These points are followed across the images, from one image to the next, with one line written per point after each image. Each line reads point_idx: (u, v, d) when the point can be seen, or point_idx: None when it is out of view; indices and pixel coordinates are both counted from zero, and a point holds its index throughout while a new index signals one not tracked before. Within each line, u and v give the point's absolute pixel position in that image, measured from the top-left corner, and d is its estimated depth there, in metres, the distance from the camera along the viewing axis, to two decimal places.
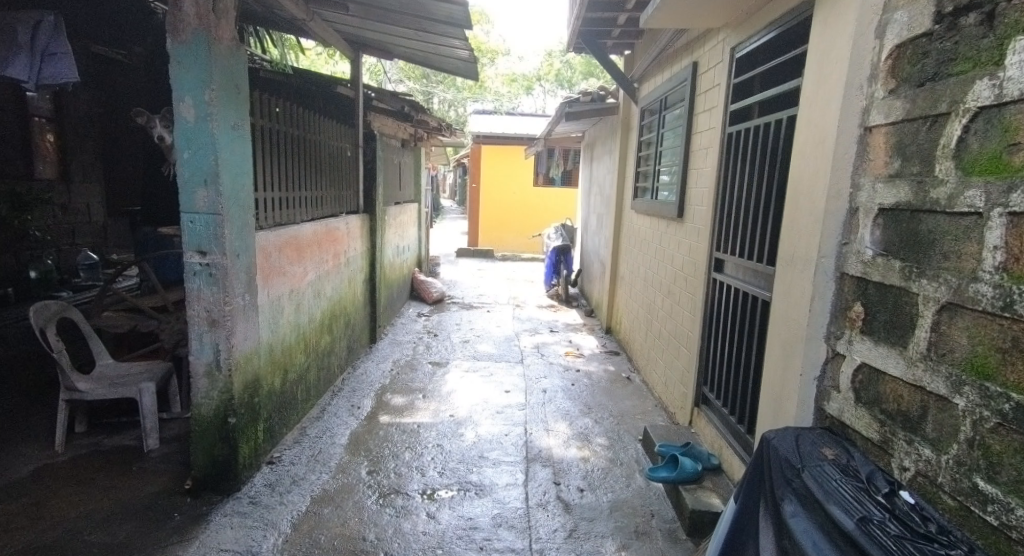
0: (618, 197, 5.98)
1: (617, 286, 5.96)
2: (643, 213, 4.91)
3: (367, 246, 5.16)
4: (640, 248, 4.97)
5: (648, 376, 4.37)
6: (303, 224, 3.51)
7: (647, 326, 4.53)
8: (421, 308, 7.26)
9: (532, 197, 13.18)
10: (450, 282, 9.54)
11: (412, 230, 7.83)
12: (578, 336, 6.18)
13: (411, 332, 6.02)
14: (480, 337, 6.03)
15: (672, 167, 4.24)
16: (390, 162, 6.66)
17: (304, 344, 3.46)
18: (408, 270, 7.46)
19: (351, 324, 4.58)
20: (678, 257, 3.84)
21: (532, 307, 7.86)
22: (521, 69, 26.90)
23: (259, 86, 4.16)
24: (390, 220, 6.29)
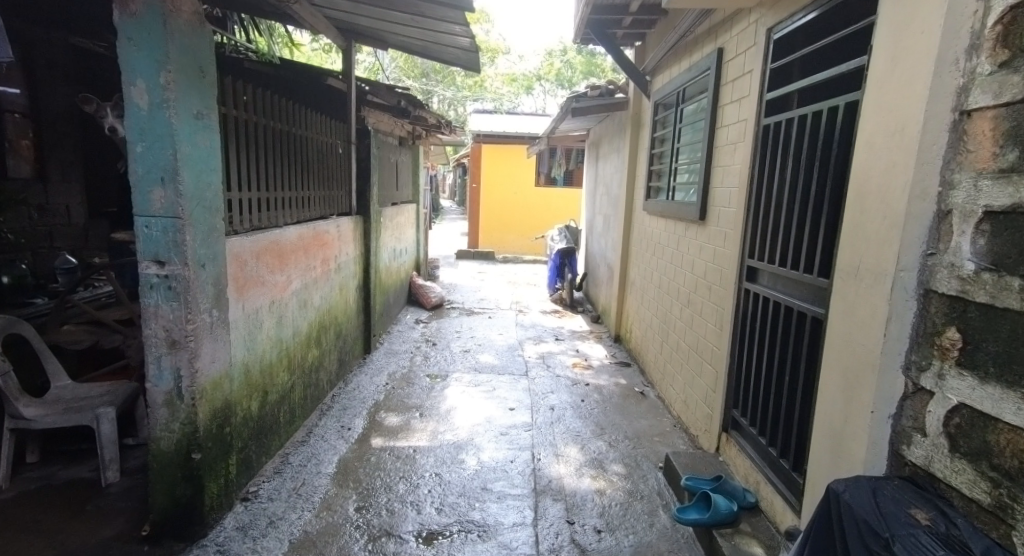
0: (628, 198, 5.66)
1: (627, 292, 5.62)
2: (657, 215, 4.58)
3: (361, 250, 4.82)
4: (654, 253, 4.64)
5: (664, 392, 4.04)
6: (287, 228, 3.18)
7: (664, 337, 4.19)
8: (419, 315, 6.93)
9: (534, 198, 12.85)
10: (450, 286, 9.20)
11: (411, 233, 7.50)
12: (584, 345, 5.84)
13: (409, 341, 5.69)
14: (481, 346, 5.69)
15: (691, 165, 3.91)
16: (387, 161, 6.33)
17: (287, 361, 3.13)
18: (405, 274, 7.12)
19: (342, 335, 4.24)
20: (699, 263, 3.50)
21: (535, 313, 7.52)
22: (521, 68, 26.57)
23: (243, 77, 3.82)
24: (386, 222, 5.96)
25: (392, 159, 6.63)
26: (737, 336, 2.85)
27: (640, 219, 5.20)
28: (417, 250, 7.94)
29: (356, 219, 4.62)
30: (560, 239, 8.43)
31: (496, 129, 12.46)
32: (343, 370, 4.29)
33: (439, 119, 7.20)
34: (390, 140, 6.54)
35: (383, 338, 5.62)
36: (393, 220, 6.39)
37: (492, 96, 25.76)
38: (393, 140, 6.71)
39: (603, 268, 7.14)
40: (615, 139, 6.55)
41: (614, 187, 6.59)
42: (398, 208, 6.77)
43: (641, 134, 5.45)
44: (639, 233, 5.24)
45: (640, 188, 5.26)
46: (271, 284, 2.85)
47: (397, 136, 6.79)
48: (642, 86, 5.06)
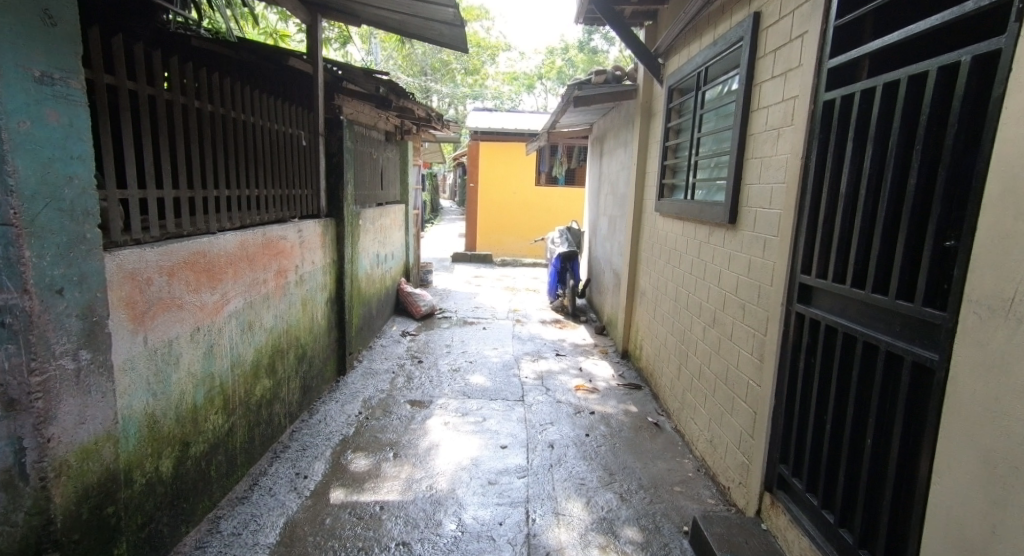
0: (637, 197, 5.06)
1: (637, 303, 5.01)
2: (673, 218, 3.98)
3: (333, 258, 4.23)
4: (669, 260, 4.04)
5: (684, 424, 3.44)
6: (224, 233, 2.59)
7: (683, 360, 3.59)
8: (406, 326, 6.34)
9: (534, 198, 12.26)
10: (443, 292, 8.61)
11: (398, 236, 6.91)
12: (588, 361, 5.24)
13: (391, 359, 5.10)
14: (473, 364, 5.09)
15: (716, 158, 3.31)
16: (369, 158, 5.74)
17: (224, 399, 2.54)
18: (392, 281, 6.53)
19: (306, 358, 3.64)
20: (728, 275, 2.91)
21: (534, 322, 6.93)
22: (522, 66, 25.99)
23: (184, 54, 3.22)
24: (367, 225, 5.37)
25: (375, 156, 6.04)
26: (781, 371, 2.26)
27: (652, 222, 4.60)
28: (405, 254, 7.35)
29: (326, 222, 4.04)
30: (562, 242, 7.83)
31: (494, 125, 11.86)
32: (309, 398, 3.70)
33: (427, 112, 6.59)
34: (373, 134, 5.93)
35: (361, 355, 5.02)
36: (377, 221, 5.80)
37: (493, 94, 25.18)
38: (377, 135, 6.11)
39: (608, 275, 6.53)
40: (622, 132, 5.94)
41: (621, 186, 5.99)
42: (382, 208, 6.18)
43: (652, 126, 4.85)
44: (651, 236, 4.64)
45: (652, 185, 4.66)
46: (194, 307, 2.26)
47: (380, 129, 6.20)
48: (653, 69, 4.45)
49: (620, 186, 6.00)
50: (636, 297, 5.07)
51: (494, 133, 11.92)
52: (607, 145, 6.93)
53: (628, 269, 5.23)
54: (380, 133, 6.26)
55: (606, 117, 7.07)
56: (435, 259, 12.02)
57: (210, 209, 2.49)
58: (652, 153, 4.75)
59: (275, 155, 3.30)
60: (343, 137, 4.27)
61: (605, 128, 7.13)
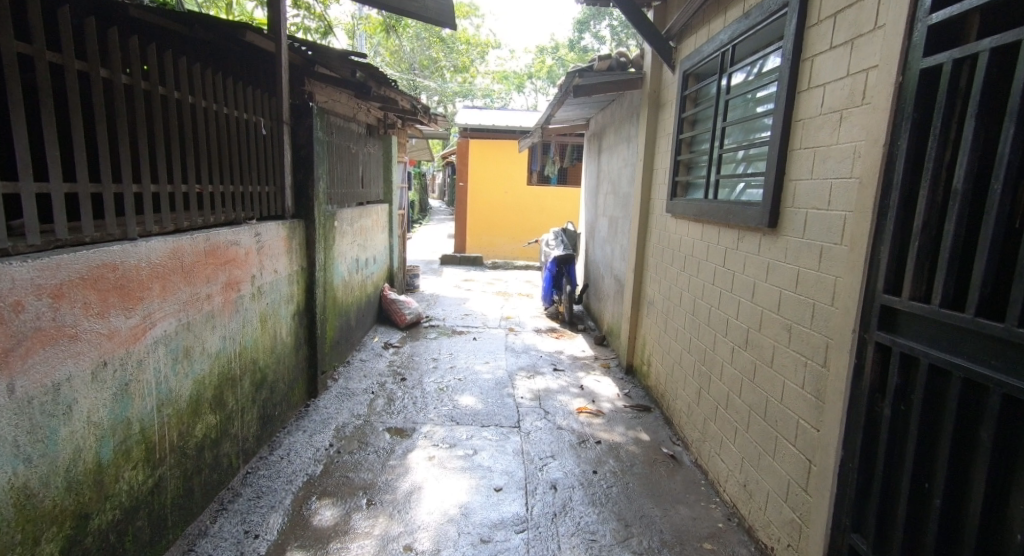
0: (644, 197, 4.59)
1: (644, 314, 4.54)
2: (690, 221, 3.50)
3: (302, 266, 3.70)
4: (685, 268, 3.56)
5: (708, 460, 2.96)
6: (150, 239, 2.07)
7: (703, 384, 3.11)
8: (390, 337, 5.82)
9: (526, 198, 11.77)
10: (430, 298, 8.11)
11: (381, 238, 6.39)
12: (590, 377, 4.76)
13: (371, 376, 4.59)
14: (462, 383, 4.58)
15: (747, 150, 2.85)
16: (347, 154, 5.22)
17: (150, 448, 2.02)
18: (373, 288, 6.02)
19: (267, 384, 3.12)
20: (768, 289, 2.43)
21: (528, 332, 6.44)
22: (513, 64, 25.49)
23: (118, 23, 2.69)
24: (345, 227, 4.85)
25: (354, 151, 5.51)
26: (846, 417, 1.77)
27: (663, 224, 4.13)
28: (389, 257, 6.83)
29: (293, 224, 3.51)
30: (557, 245, 7.34)
31: (484, 122, 11.36)
32: (271, 430, 3.18)
33: (413, 104, 6.08)
34: (352, 128, 5.41)
35: (337, 372, 4.49)
36: (356, 223, 5.28)
37: (484, 92, 24.65)
38: (357, 129, 5.59)
39: (609, 281, 6.06)
40: (626, 126, 5.46)
41: (623, 184, 5.52)
42: (363, 209, 5.66)
43: (661, 118, 4.37)
44: (661, 241, 4.17)
45: (662, 183, 4.19)
46: (99, 336, 1.74)
47: (359, 122, 5.67)
48: (665, 54, 3.97)
49: (623, 184, 5.53)
50: (643, 307, 4.60)
51: (485, 130, 11.42)
52: (607, 141, 6.47)
53: (633, 275, 4.76)
54: (360, 127, 5.74)
55: (606, 111, 6.59)
56: (423, 262, 11.49)
57: (128, 209, 1.97)
58: (662, 147, 4.28)
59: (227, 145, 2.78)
60: (316, 127, 3.74)
61: (605, 123, 6.66)
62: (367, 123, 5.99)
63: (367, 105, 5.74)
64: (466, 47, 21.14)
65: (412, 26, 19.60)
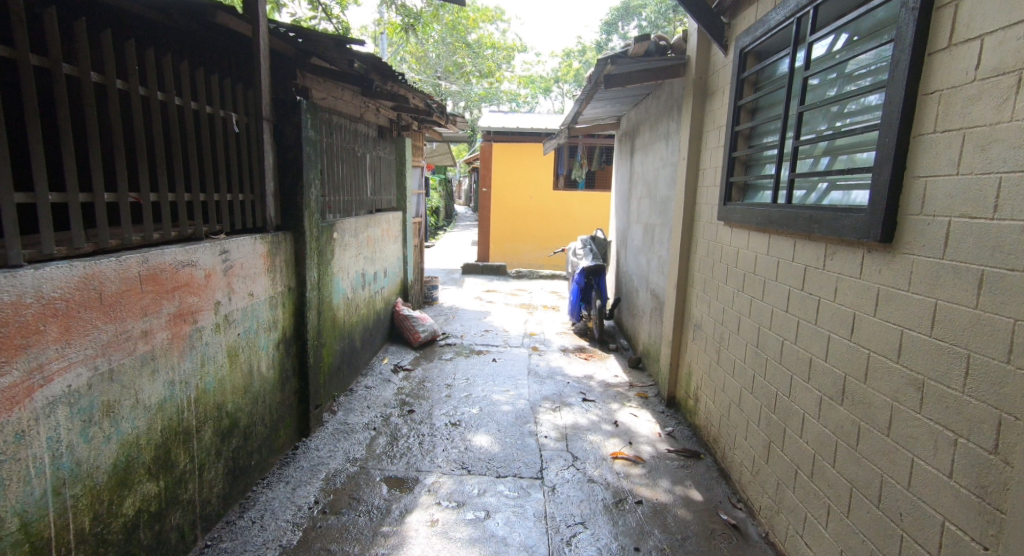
0: (688, 201, 3.96)
1: (689, 338, 3.91)
2: (753, 231, 2.87)
3: (290, 286, 3.18)
4: (746, 287, 2.93)
5: (785, 539, 2.32)
6: (44, 265, 1.56)
7: (776, 437, 2.48)
8: (401, 358, 5.30)
9: (551, 203, 11.17)
10: (450, 312, 7.58)
11: (393, 249, 5.88)
12: (625, 411, 4.14)
13: (376, 408, 4.06)
14: (478, 416, 4.01)
15: (835, 140, 2.23)
16: (351, 157, 4.72)
17: (38, 548, 1.51)
18: (384, 304, 5.50)
19: (240, 431, 2.59)
20: (878, 326, 1.79)
21: (554, 352, 5.84)
22: (540, 66, 24.98)
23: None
24: (347, 239, 4.33)
25: (361, 154, 5.02)
26: None
27: (713, 233, 3.50)
28: (403, 270, 6.33)
29: (276, 238, 2.99)
30: (586, 255, 6.73)
31: (508, 125, 10.82)
32: (244, 485, 2.64)
33: (426, 102, 5.58)
34: (359, 128, 4.91)
35: (335, 405, 3.96)
36: (363, 234, 4.77)
37: (510, 96, 24.18)
38: (364, 130, 5.10)
39: (644, 296, 5.43)
40: (664, 121, 4.83)
41: (661, 187, 4.90)
42: (372, 218, 5.15)
43: (709, 108, 3.75)
44: (710, 253, 3.54)
45: (712, 185, 3.57)
46: None
47: (367, 122, 5.17)
48: (715, 32, 3.35)
49: (661, 186, 4.90)
50: (688, 329, 3.96)
51: (508, 133, 10.88)
52: (642, 139, 5.86)
53: (674, 291, 4.13)
54: (369, 128, 5.25)
55: (640, 106, 5.97)
56: (444, 271, 11.00)
57: (6, 227, 1.46)
58: (711, 142, 3.65)
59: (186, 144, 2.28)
60: (308, 125, 3.23)
61: (639, 119, 6.04)
62: (377, 123, 5.49)
63: (377, 104, 5.24)
64: (491, 50, 20.71)
65: (436, 30, 19.27)
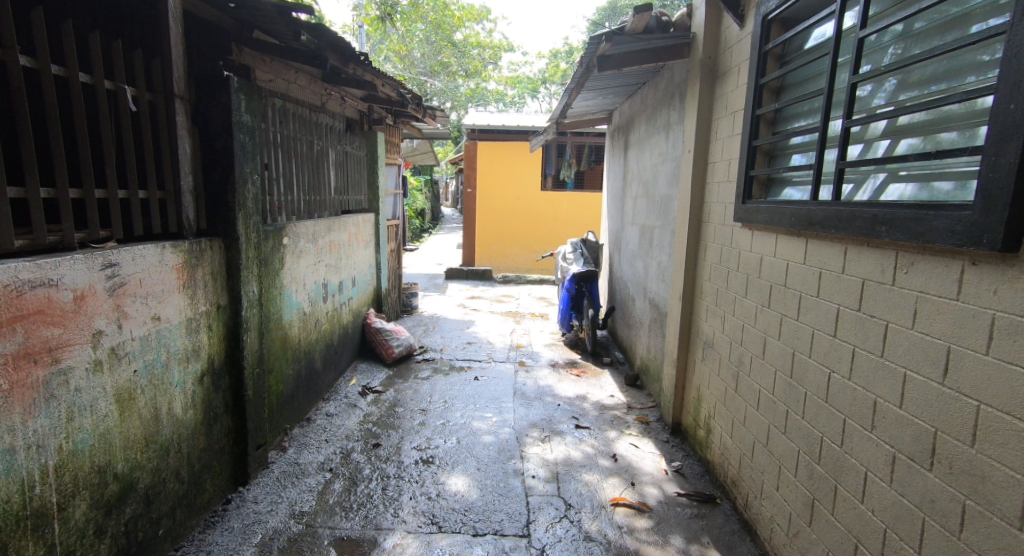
0: (695, 200, 3.44)
1: (698, 357, 3.39)
2: (783, 234, 2.35)
3: (221, 303, 2.60)
4: (775, 301, 2.42)
5: None
6: None
7: (820, 495, 1.96)
8: (372, 377, 4.74)
9: (539, 205, 10.65)
10: (430, 322, 7.02)
11: (364, 255, 5.31)
12: (624, 441, 3.61)
13: (336, 442, 3.50)
14: (455, 450, 3.46)
15: (904, 117, 1.72)
16: (310, 151, 4.14)
17: None
18: (353, 317, 4.94)
19: (139, 495, 2.03)
20: (997, 367, 1.29)
21: (542, 367, 5.31)
22: (526, 66, 24.48)
23: None
24: (304, 245, 3.77)
25: (324, 149, 4.45)
26: None
27: (727, 236, 2.98)
28: (376, 277, 5.76)
29: (200, 248, 2.42)
30: (577, 260, 6.20)
31: (493, 122, 10.28)
32: None
33: (398, 92, 5.02)
34: (321, 119, 4.35)
35: (285, 439, 3.38)
36: (325, 239, 4.19)
37: (496, 95, 23.64)
38: (328, 122, 4.53)
39: (642, 306, 4.92)
40: (664, 110, 4.32)
41: (660, 185, 4.39)
42: (337, 220, 4.58)
43: (720, 92, 3.24)
44: (723, 259, 3.02)
45: (725, 179, 3.06)
46: None
47: (332, 113, 4.61)
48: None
49: (660, 184, 4.39)
50: (696, 347, 3.44)
51: (494, 130, 10.34)
52: (637, 133, 5.35)
53: (678, 303, 3.61)
54: (334, 119, 4.68)
55: (636, 97, 5.46)
56: (426, 276, 10.42)
57: None
58: (722, 129, 3.14)
59: (60, 124, 1.73)
60: (245, 108, 2.66)
61: (634, 111, 5.53)
62: (344, 115, 4.92)
63: (342, 94, 4.67)
64: (476, 49, 20.18)
65: (419, 27, 18.70)
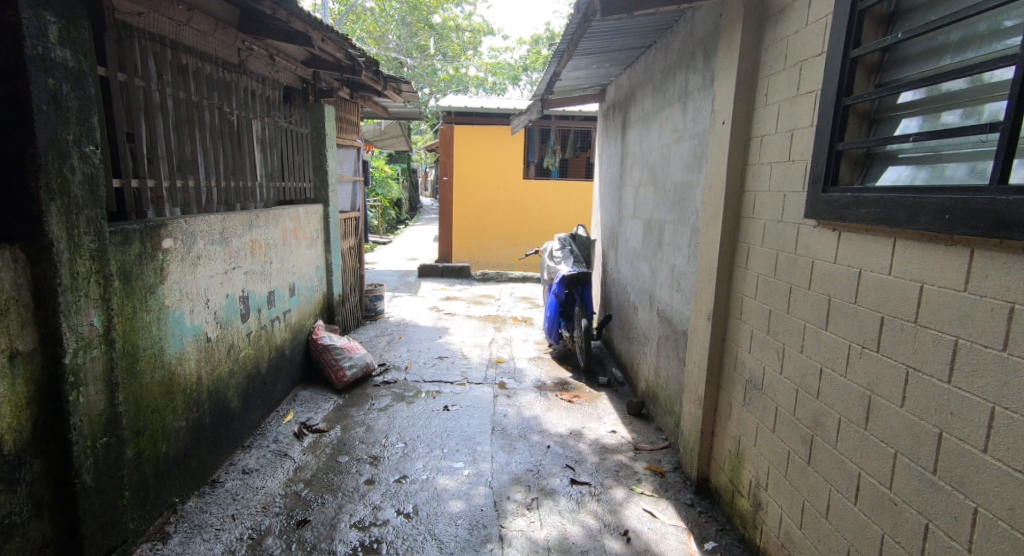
0: (731, 186, 2.56)
1: (735, 399, 2.53)
2: (905, 238, 1.50)
3: (22, 349, 1.64)
4: (885, 343, 1.56)
5: None
6: None
7: None
8: (314, 410, 3.80)
9: (521, 195, 9.71)
10: (397, 330, 6.09)
11: (308, 257, 4.35)
12: (637, 506, 2.74)
13: (249, 517, 2.56)
14: (411, 526, 2.55)
15: None
16: (223, 123, 3.16)
17: None
18: (292, 334, 3.99)
19: None
20: None
21: (525, 390, 4.43)
22: (508, 51, 23.44)
23: None
24: (211, 248, 2.81)
25: (246, 121, 3.48)
26: None
27: (788, 238, 2.11)
28: (327, 282, 4.79)
29: None
30: (566, 259, 5.49)
31: (470, 103, 9.32)
32: None
33: (345, 53, 4.04)
34: (240, 82, 3.37)
35: (169, 519, 2.43)
36: (245, 238, 3.22)
37: (476, 81, 22.57)
38: (253, 87, 3.55)
39: (648, 317, 4.06)
40: (680, 75, 3.43)
41: (674, 169, 3.52)
42: (269, 213, 3.61)
43: (770, 37, 2.35)
44: (780, 271, 2.16)
45: (780, 156, 2.19)
46: None
47: (258, 75, 3.62)
48: None
49: (674, 169, 3.51)
50: (732, 386, 2.57)
51: (471, 112, 9.37)
52: (641, 107, 4.47)
53: (705, 323, 2.75)
54: (262, 85, 3.70)
55: (638, 63, 4.55)
56: (396, 274, 9.44)
57: None
58: (773, 88, 2.27)
59: None
60: (60, 37, 1.69)
61: (636, 81, 4.62)
62: (276, 80, 3.94)
63: (271, 52, 3.68)
64: (454, 32, 19.13)
65: (394, 6, 17.59)
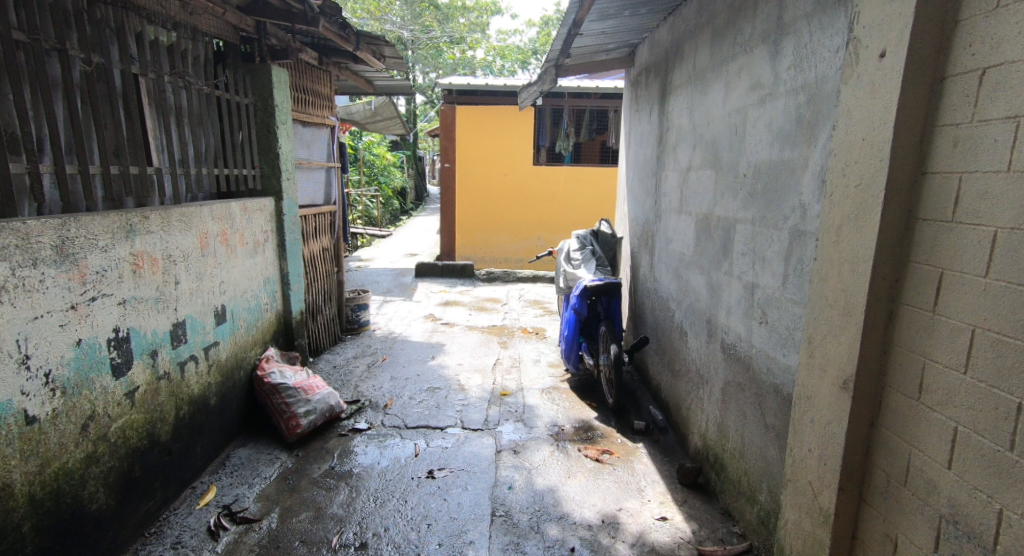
0: (901, 166, 1.46)
1: (912, 540, 1.44)
2: None
3: None
4: None
5: None
6: None
7: None
8: (251, 483, 2.77)
9: (531, 183, 8.60)
10: (382, 348, 5.04)
11: (250, 268, 3.29)
12: None
13: None
14: None
15: None
16: (85, 78, 2.13)
17: None
18: (222, 375, 2.94)
19: None
20: None
21: (539, 440, 3.38)
22: (516, 34, 22.23)
23: None
24: (34, 271, 1.74)
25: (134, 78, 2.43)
26: None
27: None
28: (281, 297, 3.72)
29: None
30: (588, 263, 4.51)
31: (473, 80, 8.21)
32: None
33: None
34: (122, 22, 2.33)
35: None
36: (123, 249, 2.16)
37: (484, 65, 21.39)
38: (148, 31, 2.50)
39: (707, 350, 2.98)
40: (768, 2, 2.33)
41: (758, 144, 2.42)
42: (179, 211, 2.55)
43: None
44: None
45: None
46: None
47: (156, 16, 2.57)
48: None
49: (759, 142, 2.41)
50: (901, 513, 1.49)
51: (475, 91, 8.27)
52: (692, 63, 3.37)
53: (836, 392, 1.66)
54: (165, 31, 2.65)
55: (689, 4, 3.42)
56: (392, 274, 8.40)
57: None
58: None
59: None
60: None
61: (685, 30, 3.51)
62: (192, 27, 2.88)
63: None
64: (461, 12, 18.00)
65: None
